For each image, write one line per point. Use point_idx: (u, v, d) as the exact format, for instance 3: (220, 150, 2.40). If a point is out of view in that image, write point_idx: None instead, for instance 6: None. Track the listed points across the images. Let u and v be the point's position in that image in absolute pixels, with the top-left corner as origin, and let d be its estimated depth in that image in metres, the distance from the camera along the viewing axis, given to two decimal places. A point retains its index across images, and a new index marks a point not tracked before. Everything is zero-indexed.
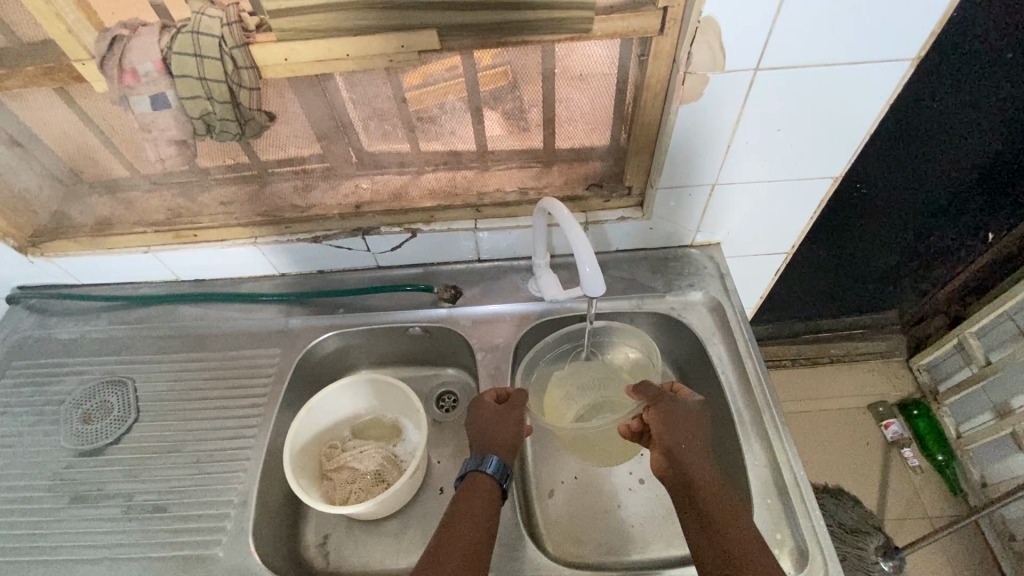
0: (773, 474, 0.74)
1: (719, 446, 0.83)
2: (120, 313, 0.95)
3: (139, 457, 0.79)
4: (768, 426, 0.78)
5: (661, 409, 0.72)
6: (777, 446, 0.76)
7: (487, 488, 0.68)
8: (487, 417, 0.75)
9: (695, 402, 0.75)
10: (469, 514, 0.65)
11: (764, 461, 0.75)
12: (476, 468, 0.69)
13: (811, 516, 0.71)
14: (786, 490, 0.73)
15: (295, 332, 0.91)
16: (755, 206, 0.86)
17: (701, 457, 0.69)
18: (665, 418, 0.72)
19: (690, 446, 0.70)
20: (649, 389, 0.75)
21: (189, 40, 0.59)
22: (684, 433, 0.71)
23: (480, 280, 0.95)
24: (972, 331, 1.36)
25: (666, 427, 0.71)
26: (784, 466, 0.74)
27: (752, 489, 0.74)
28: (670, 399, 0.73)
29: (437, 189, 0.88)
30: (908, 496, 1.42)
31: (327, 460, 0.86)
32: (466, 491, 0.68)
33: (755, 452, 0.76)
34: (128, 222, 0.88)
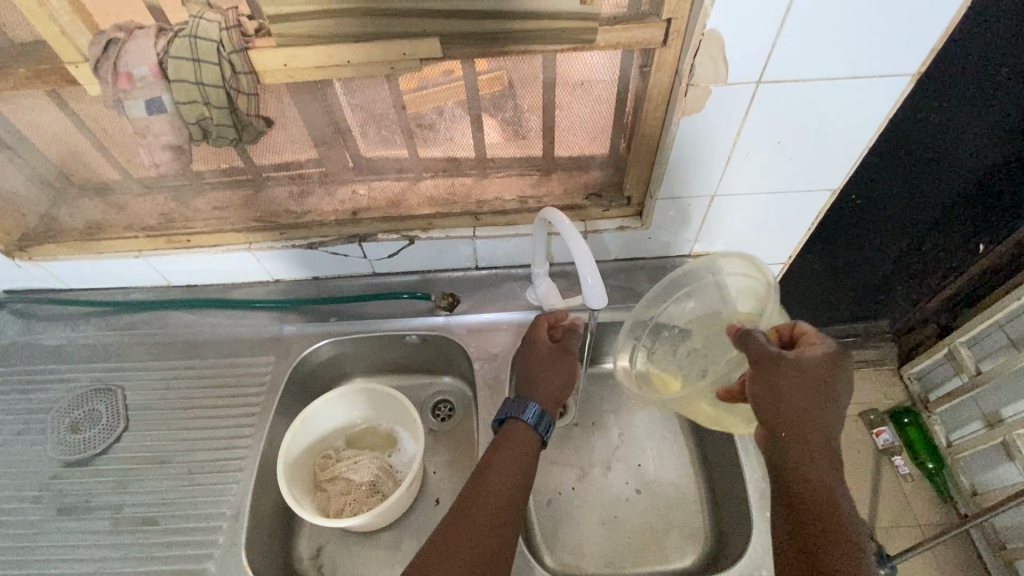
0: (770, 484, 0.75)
1: (718, 455, 0.83)
2: (109, 319, 0.92)
3: (128, 467, 0.77)
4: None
5: (763, 375, 0.62)
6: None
7: (525, 434, 0.71)
8: (540, 358, 0.80)
9: (816, 360, 0.62)
10: (505, 462, 0.68)
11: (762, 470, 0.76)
12: (518, 414, 0.72)
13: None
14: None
15: (290, 340, 0.89)
16: (753, 218, 0.86)
17: (813, 441, 0.60)
18: (770, 385, 0.62)
19: (800, 423, 0.61)
20: (753, 344, 0.64)
21: (187, 44, 0.57)
22: (793, 404, 0.61)
23: (478, 288, 0.94)
24: (961, 341, 1.37)
25: (771, 399, 0.61)
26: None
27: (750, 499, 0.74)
28: (783, 361, 0.62)
29: (435, 196, 0.87)
30: (899, 504, 1.44)
31: (322, 470, 0.84)
32: (505, 436, 0.71)
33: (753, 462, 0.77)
34: (119, 226, 0.87)
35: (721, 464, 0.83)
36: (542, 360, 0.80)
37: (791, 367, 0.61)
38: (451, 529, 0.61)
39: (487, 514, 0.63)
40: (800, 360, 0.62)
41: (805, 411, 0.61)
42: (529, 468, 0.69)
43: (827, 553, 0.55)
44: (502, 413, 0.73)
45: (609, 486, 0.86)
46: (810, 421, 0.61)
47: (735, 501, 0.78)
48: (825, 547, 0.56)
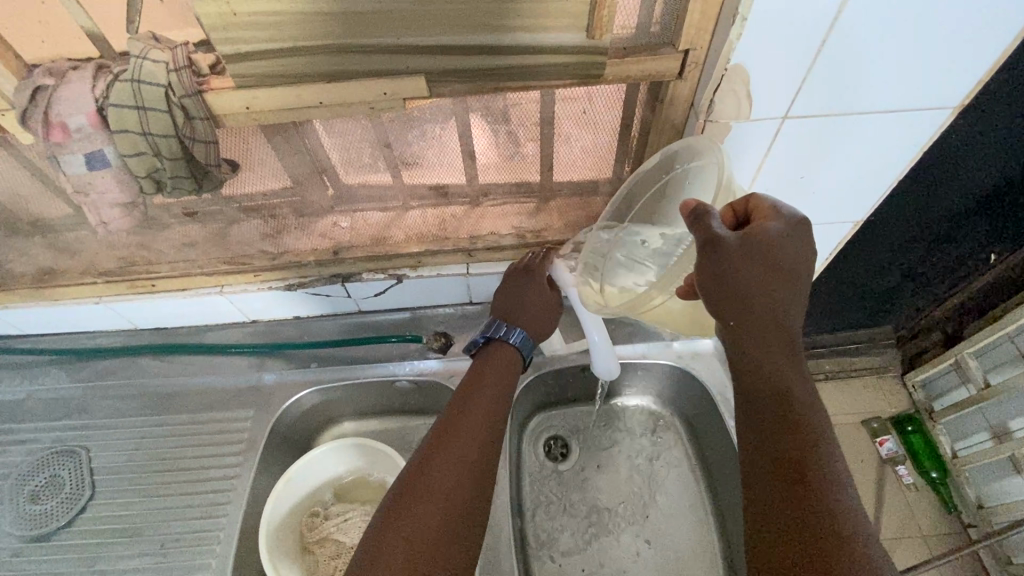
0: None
1: (732, 496, 0.79)
2: (70, 369, 0.85)
3: (95, 541, 0.71)
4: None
5: (716, 263, 0.48)
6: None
7: (508, 356, 0.72)
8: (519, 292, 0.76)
9: (775, 234, 0.50)
10: (489, 381, 0.68)
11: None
12: (500, 337, 0.73)
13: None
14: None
15: (270, 389, 0.82)
16: None
17: (764, 326, 0.50)
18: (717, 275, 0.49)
19: (758, 309, 0.50)
20: (706, 226, 0.48)
21: (129, 89, 0.49)
22: (751, 290, 0.49)
23: (473, 326, 0.87)
24: (970, 352, 1.31)
25: (726, 287, 0.48)
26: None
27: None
28: (731, 244, 0.48)
29: (424, 231, 0.80)
30: (904, 516, 1.41)
31: (309, 531, 0.78)
32: (487, 358, 0.71)
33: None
34: (75, 271, 0.78)
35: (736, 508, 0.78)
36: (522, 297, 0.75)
37: (738, 252, 0.48)
38: (437, 450, 0.60)
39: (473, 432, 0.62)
40: (749, 237, 0.49)
41: (761, 293, 0.49)
42: (512, 384, 0.70)
43: (790, 447, 0.48)
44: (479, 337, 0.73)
45: (617, 538, 0.81)
46: (770, 301, 0.50)
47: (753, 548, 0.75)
48: (783, 444, 0.49)
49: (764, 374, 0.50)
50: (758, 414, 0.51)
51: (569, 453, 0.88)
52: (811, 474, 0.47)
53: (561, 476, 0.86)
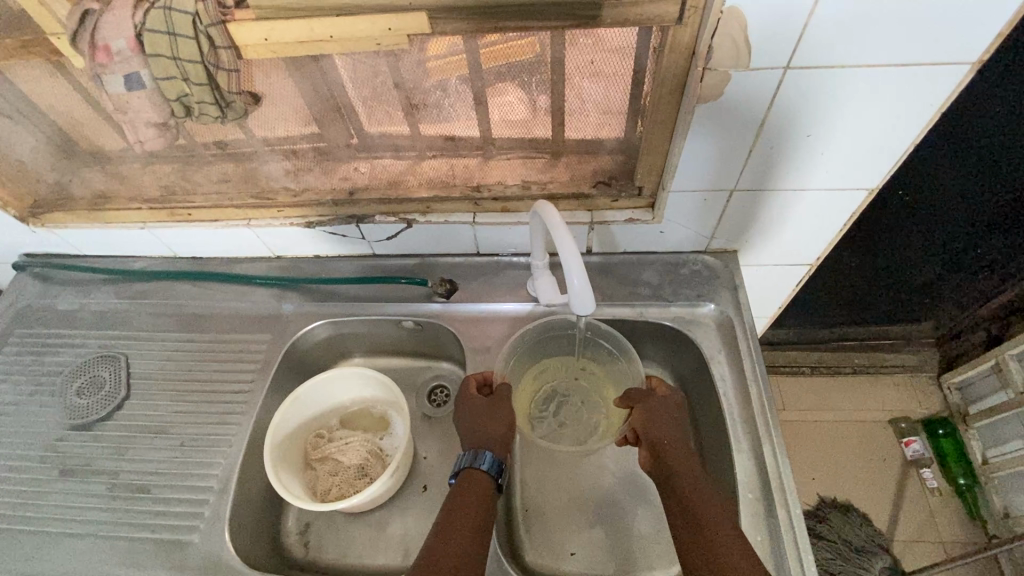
0: (758, 475, 0.71)
1: (714, 452, 0.79)
2: (118, 287, 0.94)
3: (126, 435, 0.80)
4: (761, 432, 0.73)
5: (644, 408, 0.72)
6: (767, 451, 0.72)
7: (482, 483, 0.66)
8: (476, 412, 0.73)
9: (679, 399, 0.74)
10: (475, 494, 0.65)
11: (752, 466, 0.72)
12: (471, 464, 0.67)
13: (791, 521, 0.67)
14: (769, 486, 0.70)
15: (287, 319, 0.89)
16: (775, 217, 0.79)
17: (683, 453, 0.67)
18: (648, 417, 0.71)
19: (671, 442, 0.68)
20: (635, 392, 0.75)
21: (162, 16, 0.55)
22: (669, 427, 0.70)
23: (478, 276, 0.90)
24: (1011, 353, 1.27)
25: (649, 419, 0.71)
26: (772, 470, 0.71)
27: (736, 482, 0.71)
28: (653, 401, 0.73)
29: (435, 178, 0.83)
30: (923, 519, 1.35)
31: (312, 450, 0.85)
32: (461, 490, 0.65)
33: (744, 452, 0.73)
34: (123, 196, 0.87)
35: (717, 464, 0.78)
36: (480, 415, 0.73)
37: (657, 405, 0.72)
38: (446, 534, 0.60)
39: (469, 525, 0.61)
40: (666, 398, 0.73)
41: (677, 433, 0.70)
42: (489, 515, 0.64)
43: (707, 523, 0.58)
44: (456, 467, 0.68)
45: (599, 484, 0.83)
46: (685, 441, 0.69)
47: None
48: (704, 521, 0.59)
49: (684, 481, 0.64)
50: (683, 507, 0.61)
51: None
52: (704, 520, 0.59)
53: None
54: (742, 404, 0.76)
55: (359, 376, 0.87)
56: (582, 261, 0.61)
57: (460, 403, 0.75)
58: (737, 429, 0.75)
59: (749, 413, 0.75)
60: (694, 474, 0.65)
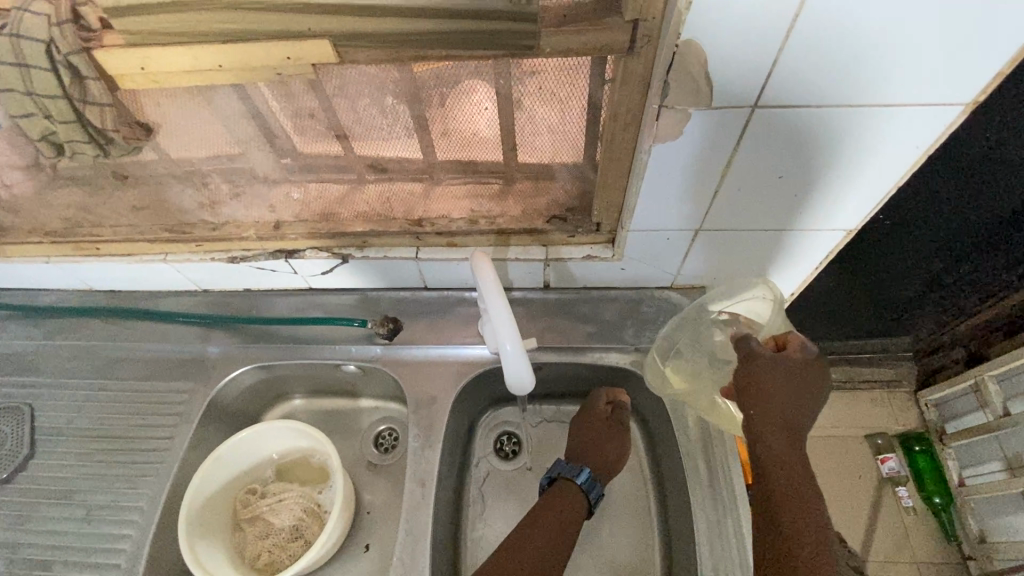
0: (722, 549, 0.65)
1: (677, 512, 0.73)
2: (26, 325, 0.85)
3: (28, 500, 0.72)
4: (725, 498, 0.68)
5: (751, 370, 0.63)
6: (732, 519, 0.67)
7: (574, 497, 0.71)
8: (594, 438, 0.76)
9: (807, 365, 0.63)
10: (563, 505, 0.70)
11: (716, 541, 0.66)
12: (569, 475, 0.72)
13: None
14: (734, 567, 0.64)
15: (213, 362, 0.80)
16: (748, 255, 0.72)
17: (784, 430, 0.61)
18: (753, 380, 0.62)
19: (774, 418, 0.61)
20: (747, 345, 0.64)
21: (7, 43, 0.46)
22: (776, 398, 0.61)
23: (425, 313, 0.82)
24: (991, 374, 1.22)
25: (753, 384, 0.62)
26: (736, 542, 0.65)
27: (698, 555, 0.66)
28: (769, 364, 0.62)
29: (371, 211, 0.73)
30: (897, 538, 1.33)
31: (241, 508, 0.77)
32: (553, 495, 0.71)
33: (708, 522, 0.67)
34: (21, 228, 0.77)
35: (680, 524, 0.72)
36: (591, 441, 0.76)
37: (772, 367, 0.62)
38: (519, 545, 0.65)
39: (552, 532, 0.67)
40: (787, 362, 0.63)
41: (785, 406, 0.61)
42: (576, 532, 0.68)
43: (789, 522, 0.56)
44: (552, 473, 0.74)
45: None
46: (789, 419, 0.61)
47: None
48: (785, 518, 0.56)
49: (777, 467, 0.59)
50: (767, 493, 0.58)
51: (519, 454, 0.84)
52: (786, 521, 0.56)
53: (507, 474, 0.83)
54: (706, 462, 0.71)
55: (286, 428, 0.78)
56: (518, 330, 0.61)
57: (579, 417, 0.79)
58: (701, 492, 0.69)
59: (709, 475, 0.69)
60: (794, 460, 0.59)
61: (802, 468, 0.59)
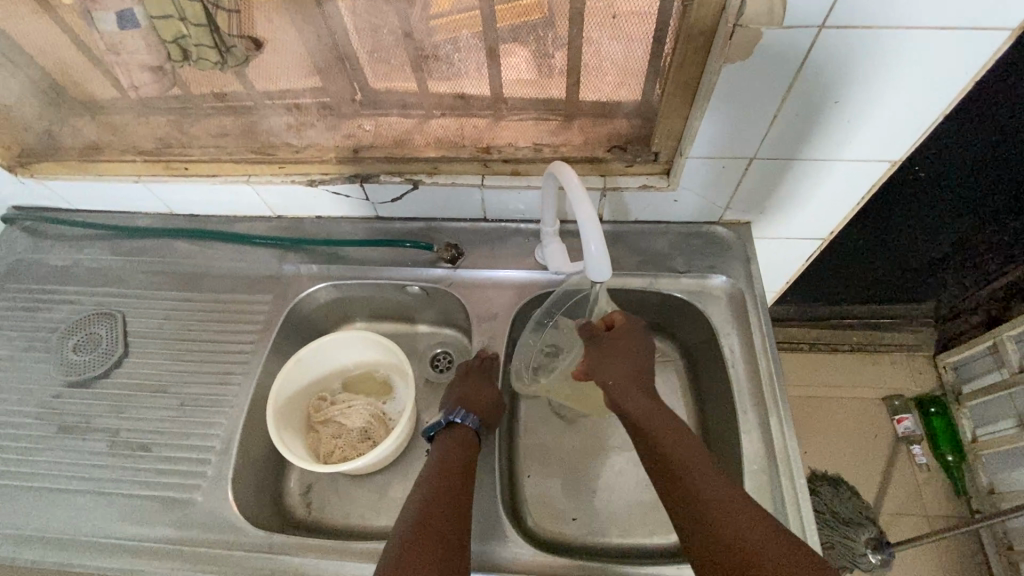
0: (764, 447, 0.70)
1: (721, 423, 0.78)
2: (116, 244, 0.92)
3: (125, 392, 0.79)
4: (768, 404, 0.72)
5: (593, 350, 0.74)
6: (775, 423, 0.71)
7: (462, 437, 0.71)
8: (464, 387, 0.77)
9: (631, 325, 0.75)
10: (464, 444, 0.70)
11: (760, 443, 0.70)
12: (449, 422, 0.72)
13: (796, 495, 0.66)
14: (777, 467, 0.68)
15: (289, 280, 0.87)
16: (794, 189, 0.76)
17: (630, 386, 0.70)
18: (598, 355, 0.73)
19: (619, 379, 0.71)
20: (585, 331, 0.75)
21: None
22: (619, 361, 0.72)
23: (484, 242, 0.88)
24: (1010, 336, 1.26)
25: (597, 363, 0.73)
26: (779, 443, 0.69)
27: (743, 456, 0.70)
28: (606, 338, 0.74)
29: (442, 138, 0.80)
30: (910, 493, 1.39)
31: (314, 412, 0.84)
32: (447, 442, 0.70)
33: (750, 424, 0.71)
34: (117, 147, 0.83)
35: (724, 436, 0.77)
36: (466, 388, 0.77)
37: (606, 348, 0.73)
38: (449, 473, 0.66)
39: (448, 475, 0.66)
40: (615, 333, 0.74)
41: (632, 369, 0.71)
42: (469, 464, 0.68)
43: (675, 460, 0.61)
44: (432, 430, 0.73)
45: (604, 454, 0.83)
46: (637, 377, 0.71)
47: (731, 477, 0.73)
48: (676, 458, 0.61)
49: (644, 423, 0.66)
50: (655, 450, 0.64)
51: None
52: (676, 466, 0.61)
53: None
54: (750, 376, 0.75)
55: (356, 339, 0.85)
56: (601, 225, 0.58)
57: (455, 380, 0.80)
58: (744, 402, 0.73)
59: (751, 384, 0.74)
60: (653, 409, 0.67)
61: (661, 410, 0.67)
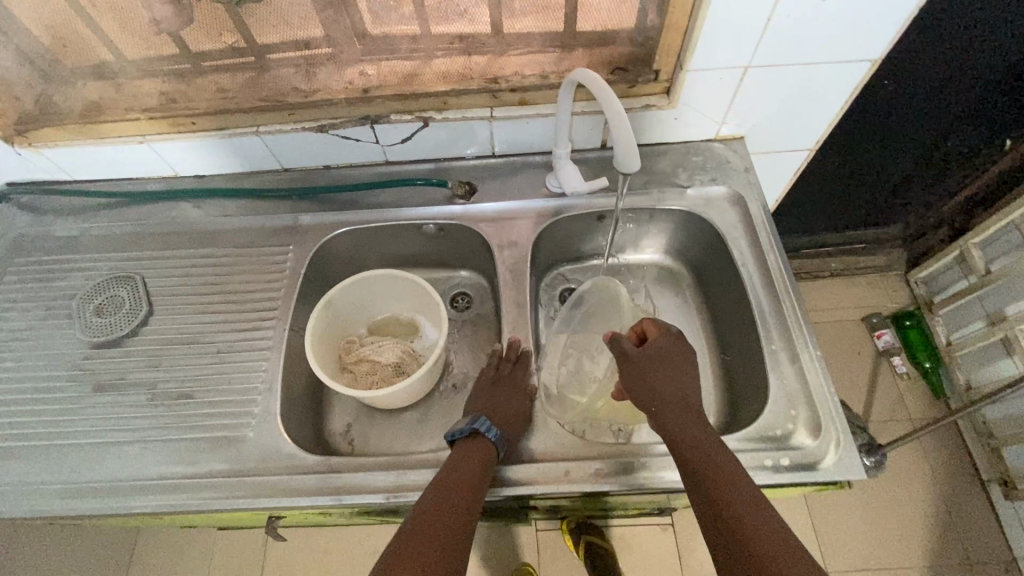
0: (778, 327, 0.75)
1: (734, 318, 0.83)
2: (122, 209, 0.90)
3: (157, 347, 0.79)
4: (780, 290, 0.77)
5: (630, 365, 0.69)
6: (788, 306, 0.76)
7: (477, 450, 0.67)
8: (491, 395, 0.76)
9: (669, 340, 0.70)
10: (479, 454, 0.66)
11: (777, 325, 0.75)
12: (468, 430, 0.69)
13: (813, 363, 0.71)
14: (795, 340, 0.73)
15: (306, 229, 0.88)
16: (785, 97, 0.81)
17: (677, 409, 0.65)
18: (639, 372, 0.68)
19: (663, 401, 0.65)
20: (621, 346, 0.70)
21: None
22: (661, 381, 0.67)
23: (495, 176, 0.91)
24: (976, 243, 1.37)
25: (637, 379, 0.68)
26: (794, 322, 0.74)
27: (762, 338, 0.74)
28: (642, 356, 0.69)
29: (450, 73, 0.82)
30: (895, 400, 1.50)
31: (346, 354, 0.86)
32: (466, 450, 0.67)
33: (765, 309, 0.76)
34: (120, 106, 0.82)
35: (738, 331, 0.82)
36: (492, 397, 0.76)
37: (641, 357, 0.69)
38: (456, 481, 0.62)
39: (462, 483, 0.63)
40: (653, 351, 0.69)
41: (673, 387, 0.67)
42: (481, 474, 0.64)
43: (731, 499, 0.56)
44: (454, 435, 0.69)
45: None
46: (681, 397, 0.66)
47: (749, 363, 0.78)
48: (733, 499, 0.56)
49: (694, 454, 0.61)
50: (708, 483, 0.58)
51: None
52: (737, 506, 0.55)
53: None
54: (761, 271, 0.80)
55: (380, 281, 0.87)
56: (631, 131, 0.63)
57: (478, 387, 0.79)
58: (757, 294, 0.78)
59: (763, 277, 0.79)
60: (707, 438, 0.62)
61: (713, 442, 0.61)
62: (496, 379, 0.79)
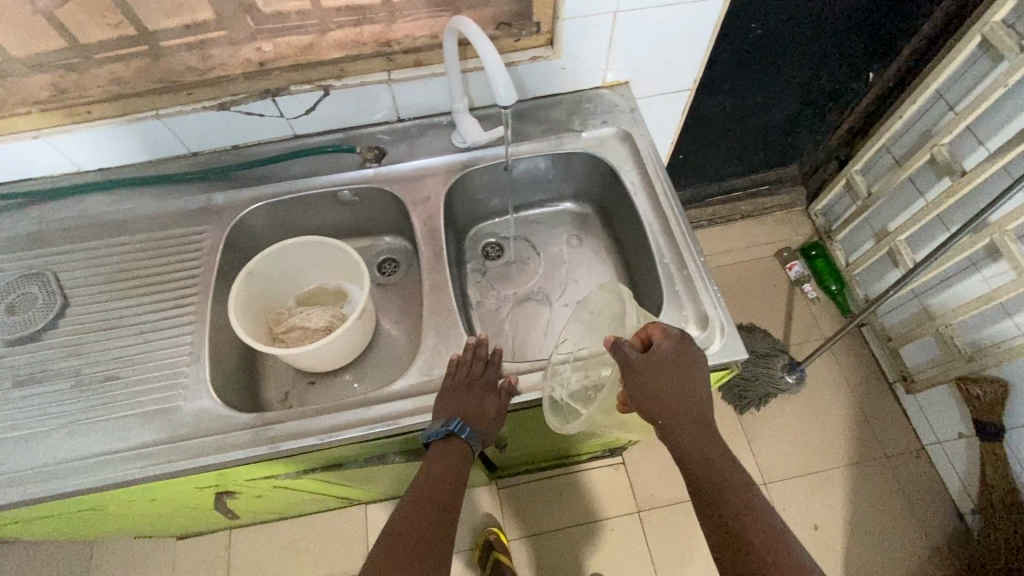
0: (669, 242, 0.83)
1: (635, 244, 0.91)
2: (24, 210, 0.89)
3: (77, 337, 0.79)
4: (668, 211, 0.85)
5: (636, 375, 0.64)
6: (675, 223, 0.84)
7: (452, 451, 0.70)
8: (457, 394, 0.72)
9: (675, 345, 0.66)
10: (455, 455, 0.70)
11: (667, 241, 0.83)
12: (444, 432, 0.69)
13: (699, 267, 0.80)
14: (682, 251, 0.81)
15: (220, 209, 0.89)
16: (654, 39, 0.89)
17: (689, 419, 0.64)
18: (647, 382, 0.64)
19: (674, 411, 0.63)
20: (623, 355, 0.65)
21: None
22: (672, 391, 0.64)
23: (403, 140, 0.95)
24: (857, 170, 1.52)
25: (645, 390, 0.64)
26: (680, 236, 0.83)
27: (655, 254, 0.82)
28: (650, 364, 0.65)
29: (344, 41, 0.85)
30: (810, 322, 1.64)
31: (276, 324, 0.89)
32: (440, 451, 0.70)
33: (655, 228, 0.85)
34: (7, 102, 0.81)
35: (638, 255, 0.90)
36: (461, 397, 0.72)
37: (649, 365, 0.64)
38: (437, 478, 0.68)
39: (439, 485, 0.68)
40: (658, 357, 0.65)
41: (682, 397, 0.64)
42: (457, 479, 0.69)
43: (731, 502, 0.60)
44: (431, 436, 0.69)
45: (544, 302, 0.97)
46: (692, 406, 0.64)
47: (649, 280, 0.87)
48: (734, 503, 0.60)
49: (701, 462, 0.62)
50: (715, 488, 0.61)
51: (503, 251, 1.03)
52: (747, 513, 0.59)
53: (497, 268, 1.01)
54: (650, 196, 0.88)
55: (301, 250, 0.90)
56: (506, 70, 0.69)
57: (444, 391, 0.72)
58: (649, 217, 0.86)
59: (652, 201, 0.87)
60: (712, 442, 0.63)
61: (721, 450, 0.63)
62: (465, 380, 0.73)
